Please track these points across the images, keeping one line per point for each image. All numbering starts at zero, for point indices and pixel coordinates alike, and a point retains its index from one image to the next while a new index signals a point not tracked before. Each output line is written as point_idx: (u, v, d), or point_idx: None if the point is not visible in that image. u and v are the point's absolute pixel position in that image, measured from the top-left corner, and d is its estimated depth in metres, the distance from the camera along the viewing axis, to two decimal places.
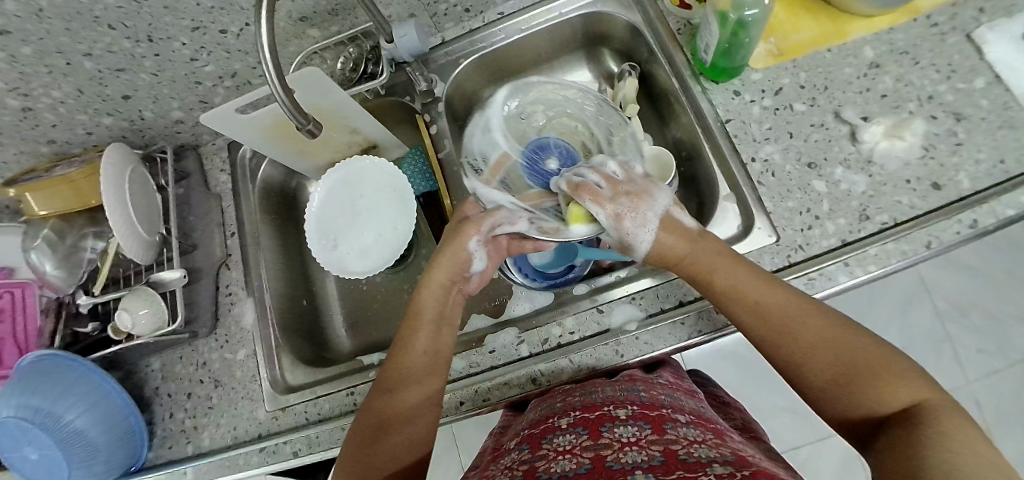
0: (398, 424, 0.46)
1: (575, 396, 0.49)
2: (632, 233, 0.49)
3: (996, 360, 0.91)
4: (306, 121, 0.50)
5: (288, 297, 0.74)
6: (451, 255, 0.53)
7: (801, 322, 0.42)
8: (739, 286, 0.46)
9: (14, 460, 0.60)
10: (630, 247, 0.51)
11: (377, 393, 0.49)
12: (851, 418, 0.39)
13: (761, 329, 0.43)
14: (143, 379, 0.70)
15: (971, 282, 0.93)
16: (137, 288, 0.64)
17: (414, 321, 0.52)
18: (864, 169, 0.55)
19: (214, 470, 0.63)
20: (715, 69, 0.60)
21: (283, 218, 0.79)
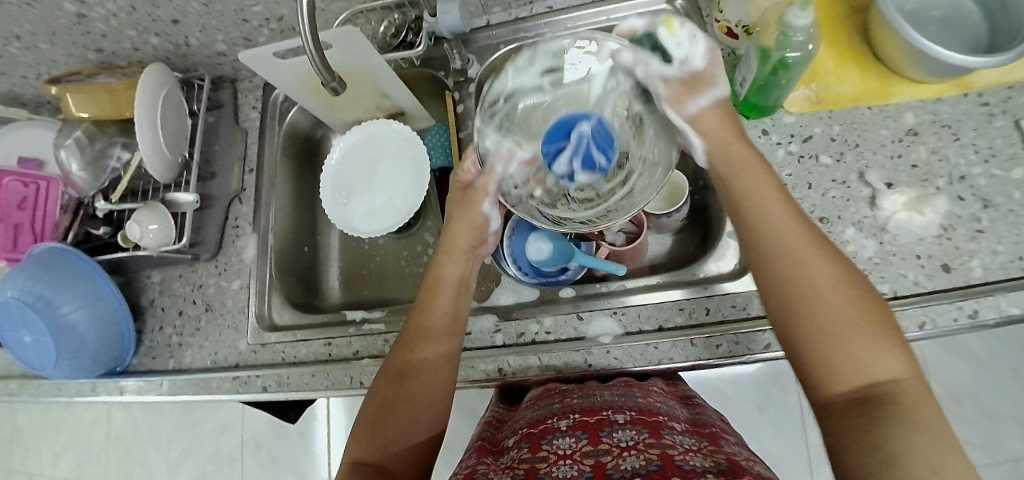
0: (418, 375, 0.49)
1: (574, 397, 0.50)
2: (713, 68, 0.54)
3: (977, 454, 0.88)
4: (331, 77, 0.55)
5: (292, 241, 0.77)
6: (466, 220, 0.58)
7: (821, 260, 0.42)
8: (763, 205, 0.46)
9: (11, 339, 0.65)
10: (704, 84, 0.53)
11: (399, 347, 0.52)
12: (823, 364, 0.39)
13: (784, 244, 0.43)
14: (141, 289, 0.73)
15: (974, 373, 0.90)
16: (151, 204, 0.67)
17: (437, 285, 0.56)
18: (876, 235, 0.54)
19: (188, 388, 0.67)
20: (748, 104, 0.59)
21: (302, 164, 0.81)
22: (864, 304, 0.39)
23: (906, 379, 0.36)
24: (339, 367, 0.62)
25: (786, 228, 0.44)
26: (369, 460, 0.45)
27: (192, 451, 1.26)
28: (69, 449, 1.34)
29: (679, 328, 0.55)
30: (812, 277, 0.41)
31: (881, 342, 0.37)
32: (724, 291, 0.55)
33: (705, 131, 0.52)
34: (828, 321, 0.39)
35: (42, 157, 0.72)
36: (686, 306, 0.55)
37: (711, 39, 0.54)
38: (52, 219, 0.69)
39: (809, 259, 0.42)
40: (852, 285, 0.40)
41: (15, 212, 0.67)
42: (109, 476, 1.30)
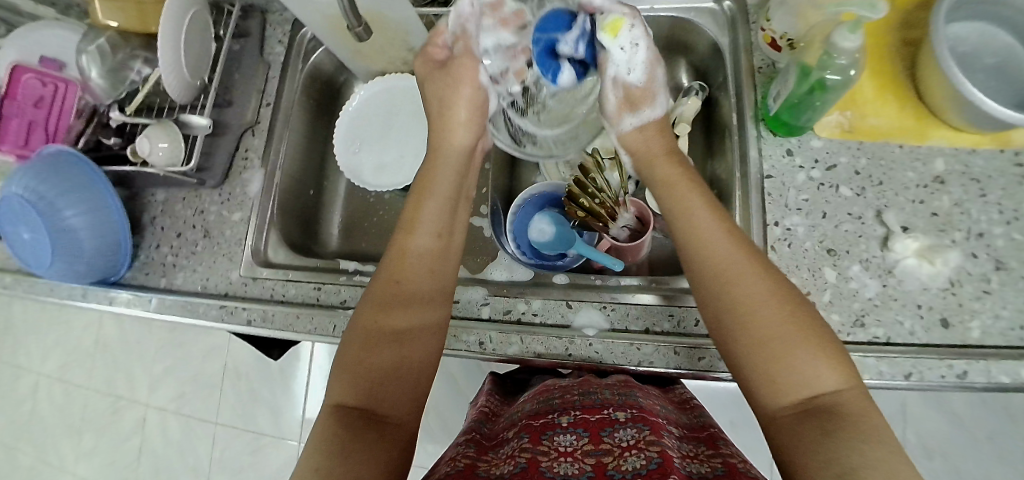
0: (402, 307, 0.47)
1: (574, 394, 0.51)
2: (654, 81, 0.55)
3: None
4: (357, 23, 0.56)
5: (298, 182, 0.77)
6: (468, 100, 0.56)
7: (750, 278, 0.42)
8: (693, 222, 0.47)
9: (10, 234, 0.66)
10: (646, 99, 0.55)
11: (380, 281, 0.49)
12: (772, 388, 0.39)
13: (714, 266, 0.44)
14: (144, 205, 0.74)
15: (951, 431, 0.89)
16: (163, 122, 0.66)
17: (423, 199, 0.53)
18: (881, 277, 0.53)
19: (176, 309, 0.68)
20: (777, 120, 0.57)
21: (320, 107, 0.80)
22: (798, 315, 0.40)
23: (845, 389, 0.38)
24: (324, 313, 0.62)
25: (723, 246, 0.45)
26: (353, 402, 0.42)
27: (176, 369, 1.29)
28: (60, 347, 1.38)
29: (665, 334, 0.54)
30: (747, 295, 0.42)
31: (821, 353, 0.39)
32: None
33: (641, 149, 0.56)
34: (769, 337, 0.40)
35: (64, 59, 0.72)
36: (676, 313, 0.55)
37: (652, 60, 0.53)
38: (65, 124, 0.68)
39: (742, 277, 0.42)
40: (788, 300, 0.41)
41: (30, 109, 0.66)
42: (94, 379, 1.35)
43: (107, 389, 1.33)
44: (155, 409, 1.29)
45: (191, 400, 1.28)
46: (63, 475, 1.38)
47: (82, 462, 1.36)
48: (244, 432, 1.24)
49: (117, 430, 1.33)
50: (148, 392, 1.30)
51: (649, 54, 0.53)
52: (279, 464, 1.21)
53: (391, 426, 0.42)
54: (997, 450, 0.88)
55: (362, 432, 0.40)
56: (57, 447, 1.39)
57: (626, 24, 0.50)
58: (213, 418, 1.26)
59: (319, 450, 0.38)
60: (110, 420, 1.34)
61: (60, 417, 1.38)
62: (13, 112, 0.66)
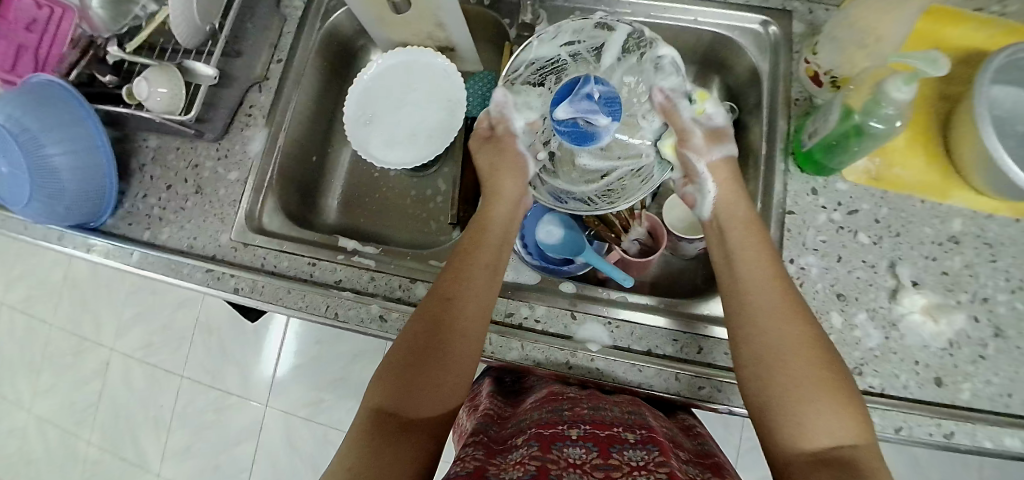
0: (451, 325, 0.48)
1: (584, 407, 0.51)
2: (710, 149, 0.55)
3: None
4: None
5: (303, 146, 0.73)
6: (509, 158, 0.59)
7: (795, 323, 0.44)
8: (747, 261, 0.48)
9: None
10: (722, 139, 0.55)
11: (431, 297, 0.50)
12: (790, 436, 0.40)
13: (759, 300, 0.46)
14: (134, 150, 0.69)
15: (908, 474, 0.93)
16: (166, 65, 0.62)
17: (481, 232, 0.55)
18: (885, 328, 0.53)
19: (158, 265, 0.64)
20: (808, 158, 0.56)
21: (334, 70, 0.76)
22: (829, 369, 0.42)
23: (862, 446, 0.39)
24: (317, 292, 0.59)
25: (774, 286, 0.46)
26: (390, 409, 0.43)
27: (147, 317, 1.25)
28: (26, 277, 1.33)
29: (666, 358, 0.54)
30: (788, 337, 0.43)
31: (847, 410, 0.40)
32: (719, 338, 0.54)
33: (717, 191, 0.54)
34: (802, 381, 0.41)
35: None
36: (680, 337, 0.54)
37: (706, 131, 0.55)
38: (58, 51, 0.63)
39: (787, 320, 0.44)
40: (826, 354, 0.42)
41: (23, 31, 0.62)
42: (59, 316, 1.29)
43: (72, 329, 1.28)
44: (120, 356, 1.25)
45: (158, 350, 1.23)
46: (11, 411, 1.32)
47: (35, 400, 1.30)
48: (209, 390, 1.20)
49: (75, 372, 1.28)
50: (114, 338, 1.26)
51: (706, 127, 0.55)
52: (242, 427, 1.18)
53: (423, 432, 0.42)
54: None
55: (388, 434, 0.41)
56: (9, 381, 1.33)
57: (710, 99, 0.55)
58: (179, 372, 1.22)
59: (352, 453, 0.40)
60: (69, 362, 1.28)
61: (17, 351, 1.33)
62: (2, 33, 0.62)
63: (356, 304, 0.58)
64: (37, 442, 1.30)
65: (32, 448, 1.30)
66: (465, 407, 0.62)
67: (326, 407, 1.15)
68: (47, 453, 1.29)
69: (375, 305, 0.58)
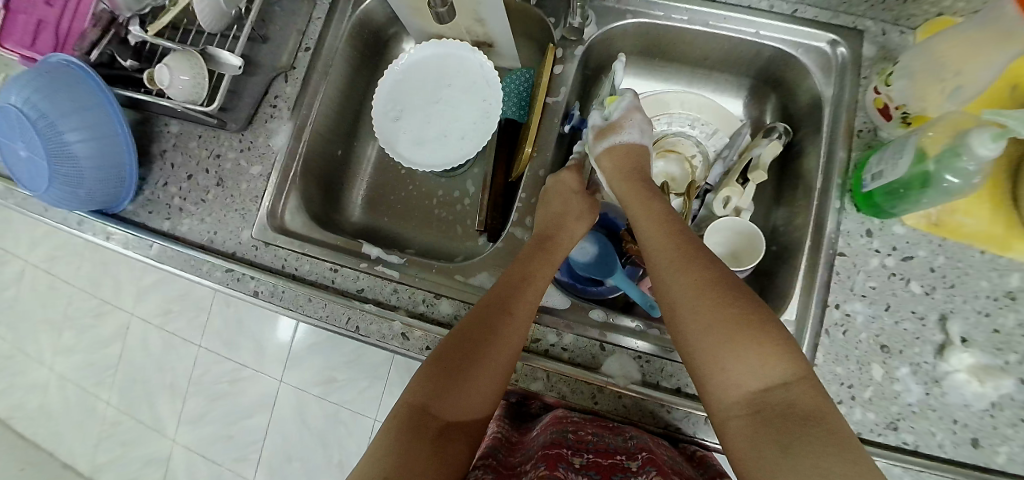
0: (499, 333, 0.48)
1: (589, 433, 0.49)
2: (597, 143, 0.61)
3: None
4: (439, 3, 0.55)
5: (328, 139, 0.70)
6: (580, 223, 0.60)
7: (701, 272, 0.46)
8: (653, 226, 0.51)
9: (5, 149, 0.60)
10: (617, 130, 0.59)
11: (480, 305, 0.51)
12: (730, 394, 0.41)
13: (668, 260, 0.48)
14: (154, 134, 0.67)
15: None
16: (190, 51, 0.59)
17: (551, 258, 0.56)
18: (927, 384, 0.51)
19: (179, 261, 0.63)
20: (870, 200, 0.52)
21: (364, 59, 0.72)
22: (740, 307, 0.43)
23: (795, 384, 0.39)
24: (339, 302, 0.58)
25: (670, 248, 0.49)
26: (432, 409, 0.44)
27: (164, 285, 1.25)
28: (46, 236, 1.33)
29: (696, 400, 0.52)
30: (695, 289, 0.45)
31: (769, 349, 0.40)
32: None
33: (614, 164, 0.59)
34: (717, 331, 0.42)
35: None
36: None
37: (599, 128, 0.61)
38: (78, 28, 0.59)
39: (693, 271, 0.46)
40: (732, 295, 0.44)
41: (42, 5, 0.59)
42: (79, 277, 1.30)
43: (90, 290, 1.29)
44: (138, 321, 1.26)
45: (175, 318, 1.24)
46: (35, 366, 1.35)
47: (57, 358, 1.33)
48: (224, 362, 1.21)
49: (95, 334, 1.29)
50: (132, 304, 1.26)
51: (602, 125, 0.61)
52: (256, 400, 1.20)
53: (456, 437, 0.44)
54: None
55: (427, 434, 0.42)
56: (32, 337, 1.35)
57: (614, 100, 0.61)
58: (196, 341, 1.23)
59: (388, 456, 0.41)
60: (89, 323, 1.30)
61: (39, 309, 1.34)
62: (21, 7, 0.59)
63: (378, 319, 0.57)
64: (60, 397, 1.33)
65: (54, 402, 1.34)
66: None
67: (338, 387, 1.16)
68: (69, 409, 1.32)
69: (398, 322, 0.56)
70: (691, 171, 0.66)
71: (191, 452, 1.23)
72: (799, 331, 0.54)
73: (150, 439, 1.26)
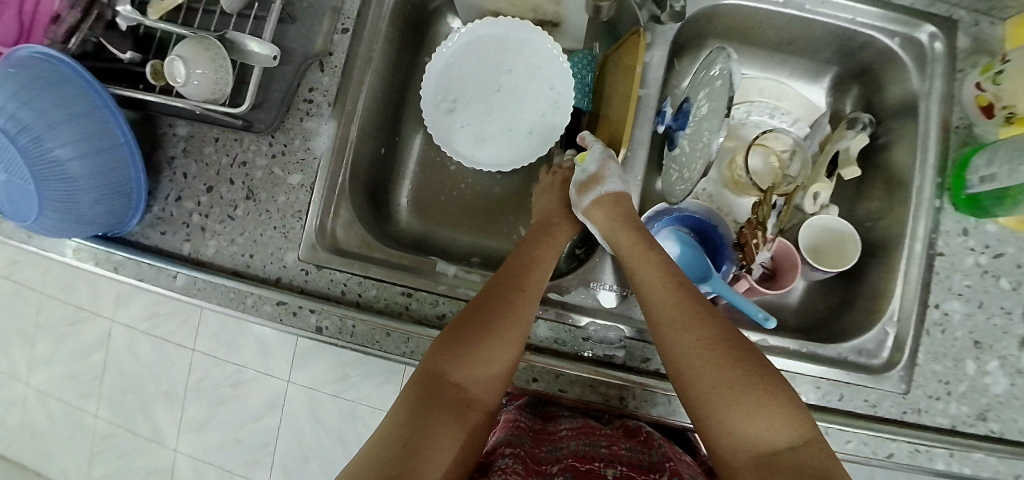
0: (500, 311, 0.48)
1: (622, 446, 0.47)
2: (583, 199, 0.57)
3: None
4: None
5: (373, 138, 0.60)
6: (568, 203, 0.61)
7: (708, 319, 0.45)
8: (651, 267, 0.50)
9: None
10: (598, 182, 0.55)
11: (490, 288, 0.50)
12: (738, 446, 0.40)
13: (673, 303, 0.47)
14: (160, 139, 0.55)
15: None
16: (202, 36, 0.48)
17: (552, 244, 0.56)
18: (1013, 376, 0.53)
19: (215, 295, 0.52)
20: (976, 201, 0.52)
21: (405, 40, 0.62)
22: (747, 360, 0.42)
23: (800, 446, 0.39)
24: (423, 333, 0.51)
25: (671, 300, 0.47)
26: (447, 373, 0.44)
27: None
28: None
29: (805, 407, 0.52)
30: (707, 336, 0.44)
31: (777, 408, 0.40)
32: (861, 383, 0.53)
33: (608, 213, 0.55)
34: (725, 382, 0.41)
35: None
36: (823, 384, 0.53)
37: (580, 182, 0.57)
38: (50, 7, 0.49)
39: (698, 318, 0.45)
40: (738, 349, 0.43)
41: None
42: (48, 280, 1.15)
43: (61, 295, 1.14)
44: (121, 327, 1.12)
45: (163, 321, 1.11)
46: (7, 381, 1.20)
47: (34, 372, 1.17)
48: (224, 364, 1.10)
49: (71, 343, 1.15)
50: (113, 308, 1.12)
51: (581, 178, 0.57)
52: (262, 401, 1.10)
53: (472, 413, 0.44)
54: None
55: (431, 402, 0.42)
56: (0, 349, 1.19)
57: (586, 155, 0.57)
58: (190, 345, 1.11)
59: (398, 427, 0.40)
60: (59, 332, 1.15)
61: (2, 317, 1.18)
62: None
63: None
64: (37, 414, 1.19)
65: (29, 418, 1.19)
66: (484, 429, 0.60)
67: (353, 382, 1.08)
68: (46, 426, 1.18)
69: None
70: (778, 167, 0.62)
71: (195, 461, 1.13)
72: (900, 333, 0.54)
73: (147, 450, 1.15)
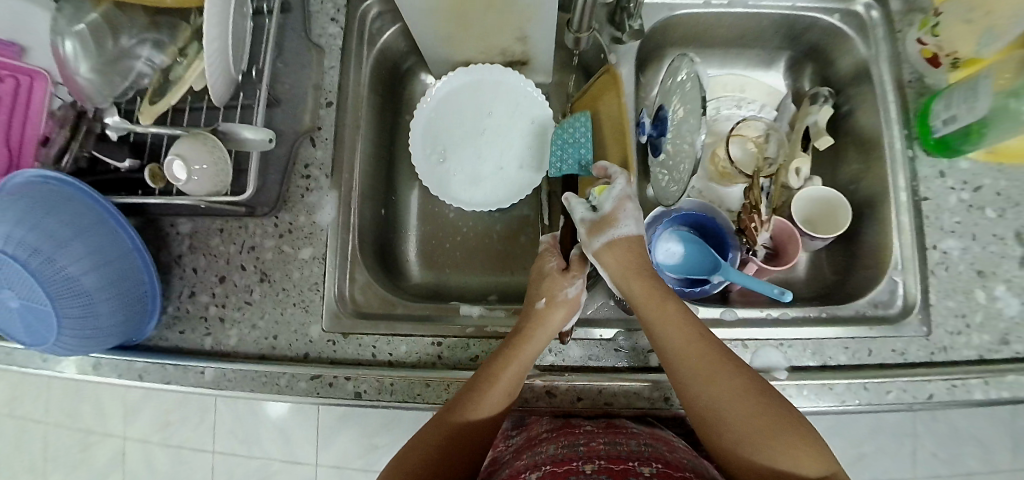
0: (463, 409, 0.47)
1: (601, 441, 0.46)
2: (592, 239, 0.53)
3: (942, 467, 1.00)
4: (580, 27, 0.55)
5: (373, 199, 0.62)
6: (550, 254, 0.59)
7: (728, 372, 0.44)
8: (666, 319, 0.47)
9: None
10: (614, 222, 0.53)
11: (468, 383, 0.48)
12: None
13: (694, 359, 0.45)
14: (164, 240, 0.56)
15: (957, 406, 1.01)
16: (200, 133, 0.49)
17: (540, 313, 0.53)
18: (1022, 295, 0.55)
19: (247, 381, 0.52)
20: (946, 142, 0.57)
21: (385, 102, 0.66)
22: (771, 407, 0.42)
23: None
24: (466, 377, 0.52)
25: (692, 353, 0.45)
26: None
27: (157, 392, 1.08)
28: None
29: (843, 370, 0.53)
30: (728, 389, 0.43)
31: (804, 449, 0.40)
32: (885, 335, 0.54)
33: (618, 260, 0.52)
34: (756, 434, 0.41)
35: (20, 40, 0.52)
36: (851, 344, 0.54)
37: (590, 222, 0.54)
38: (36, 130, 0.52)
39: (719, 370, 0.44)
40: (761, 397, 0.43)
41: None
42: (50, 410, 1.10)
43: (66, 422, 1.09)
44: (134, 442, 1.08)
45: (178, 428, 1.07)
46: None
47: None
48: (248, 460, 1.06)
49: (85, 471, 1.09)
50: (123, 425, 1.08)
51: (591, 218, 0.54)
52: None
53: None
54: (996, 417, 1.00)
55: None
56: None
57: (605, 189, 0.53)
58: (209, 447, 1.07)
59: None
60: (69, 462, 1.09)
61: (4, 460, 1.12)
62: None
63: None
64: None
65: None
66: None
67: (382, 451, 1.04)
68: None
69: (538, 380, 0.53)
70: (758, 152, 0.67)
71: None
72: (907, 279, 0.57)
73: None
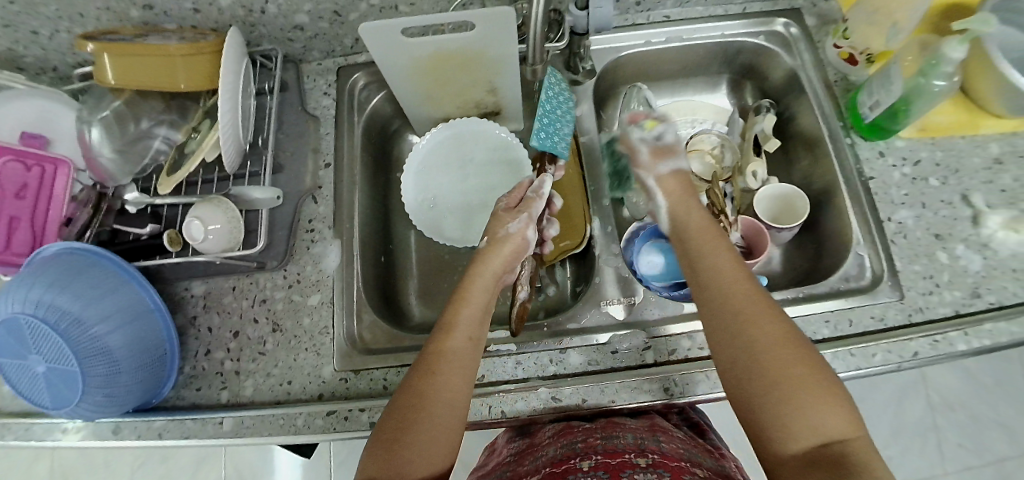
0: (433, 388, 0.41)
1: (597, 438, 0.47)
2: (657, 163, 0.58)
3: (973, 457, 0.98)
4: (535, 61, 0.62)
5: (372, 245, 0.67)
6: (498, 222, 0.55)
7: (766, 313, 0.41)
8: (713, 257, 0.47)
9: (18, 368, 0.48)
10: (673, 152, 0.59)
11: (429, 356, 0.43)
12: (782, 434, 0.37)
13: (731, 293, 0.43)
14: (178, 304, 0.59)
15: (971, 392, 1.01)
16: (216, 199, 0.55)
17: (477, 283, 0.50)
18: (981, 250, 0.59)
19: (263, 427, 0.53)
20: (875, 126, 0.64)
21: (377, 159, 0.72)
22: (805, 355, 0.39)
23: (850, 439, 0.36)
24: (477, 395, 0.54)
25: (737, 287, 0.43)
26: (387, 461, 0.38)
27: None
28: None
29: (829, 341, 0.56)
30: (764, 326, 0.40)
31: (825, 396, 0.37)
32: (861, 304, 0.57)
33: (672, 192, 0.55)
34: (785, 372, 0.38)
35: (47, 134, 0.61)
36: (831, 318, 0.57)
37: (653, 146, 0.59)
38: (60, 213, 0.56)
39: (761, 308, 0.41)
40: (797, 341, 0.40)
41: (11, 200, 0.54)
42: None
43: None
44: None
45: None
46: None
47: None
48: None
49: None
50: None
51: (653, 143, 0.59)
52: None
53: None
54: (1011, 397, 1.00)
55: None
56: None
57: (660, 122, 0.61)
58: None
59: None
60: None
61: None
62: None
63: (523, 395, 0.54)
64: None
65: None
66: (485, 454, 0.62)
67: None
68: None
69: (543, 389, 0.54)
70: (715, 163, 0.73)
71: None
72: (871, 251, 0.61)
73: None
